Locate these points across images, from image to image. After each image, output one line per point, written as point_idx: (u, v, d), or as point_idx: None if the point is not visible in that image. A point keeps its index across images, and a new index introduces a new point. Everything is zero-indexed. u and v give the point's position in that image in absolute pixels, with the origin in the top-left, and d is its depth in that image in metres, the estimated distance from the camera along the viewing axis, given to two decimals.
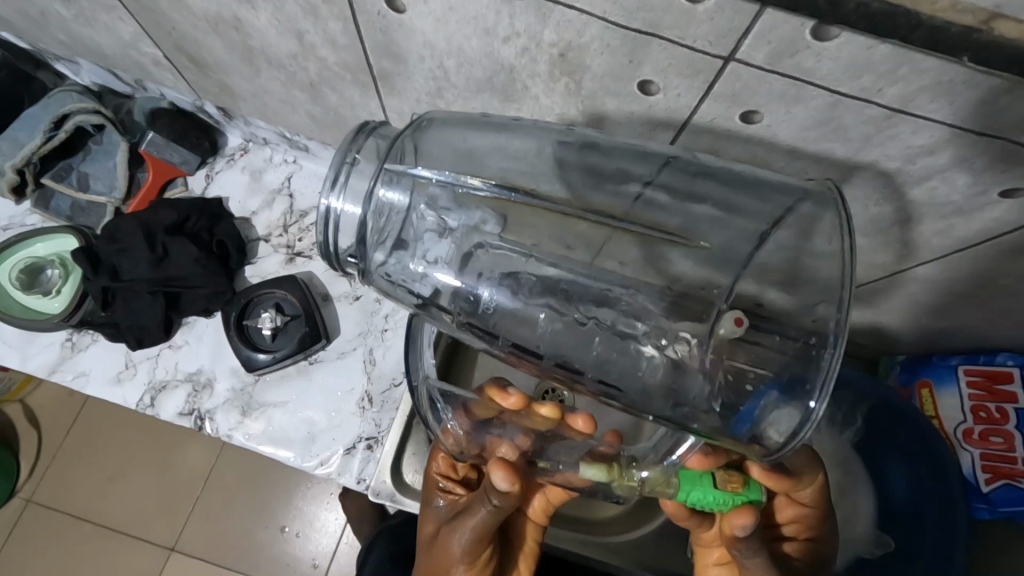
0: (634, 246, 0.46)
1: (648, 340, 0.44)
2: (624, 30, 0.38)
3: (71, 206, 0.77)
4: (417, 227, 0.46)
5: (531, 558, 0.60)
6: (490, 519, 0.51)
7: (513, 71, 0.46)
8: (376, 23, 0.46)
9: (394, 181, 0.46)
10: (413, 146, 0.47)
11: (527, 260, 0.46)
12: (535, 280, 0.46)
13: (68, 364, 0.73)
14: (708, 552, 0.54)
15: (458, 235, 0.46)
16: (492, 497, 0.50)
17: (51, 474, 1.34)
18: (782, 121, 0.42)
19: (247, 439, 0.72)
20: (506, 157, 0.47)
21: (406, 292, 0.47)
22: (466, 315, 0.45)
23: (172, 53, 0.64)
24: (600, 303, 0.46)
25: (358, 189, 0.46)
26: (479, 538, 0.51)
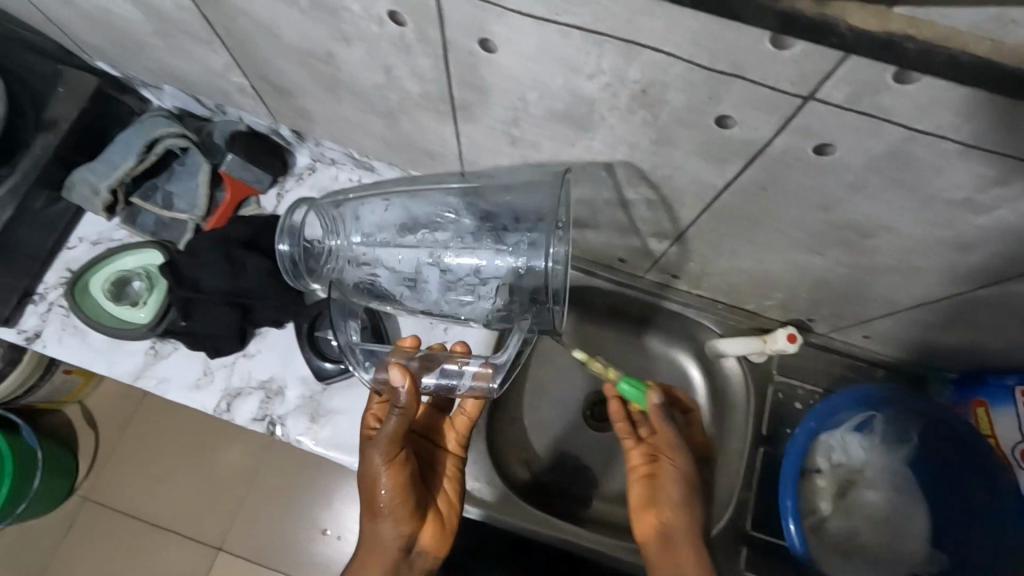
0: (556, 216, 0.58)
1: (536, 296, 0.59)
2: (709, 70, 0.41)
3: (156, 222, 0.81)
4: (339, 244, 0.66)
5: (455, 482, 0.74)
6: (397, 427, 0.62)
7: (591, 104, 0.49)
8: (465, 60, 0.49)
9: (321, 215, 0.68)
10: (336, 195, 0.70)
11: (499, 250, 0.60)
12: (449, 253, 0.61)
13: (151, 370, 0.78)
14: (634, 470, 0.67)
15: (457, 224, 0.62)
16: (397, 400, 0.61)
17: (106, 472, 1.41)
18: (855, 153, 0.44)
19: (316, 444, 0.76)
20: (516, 181, 0.63)
21: (352, 288, 0.67)
22: (453, 282, 0.62)
23: (258, 81, 0.68)
24: (514, 274, 0.60)
25: (298, 231, 0.70)
26: (392, 449, 0.63)
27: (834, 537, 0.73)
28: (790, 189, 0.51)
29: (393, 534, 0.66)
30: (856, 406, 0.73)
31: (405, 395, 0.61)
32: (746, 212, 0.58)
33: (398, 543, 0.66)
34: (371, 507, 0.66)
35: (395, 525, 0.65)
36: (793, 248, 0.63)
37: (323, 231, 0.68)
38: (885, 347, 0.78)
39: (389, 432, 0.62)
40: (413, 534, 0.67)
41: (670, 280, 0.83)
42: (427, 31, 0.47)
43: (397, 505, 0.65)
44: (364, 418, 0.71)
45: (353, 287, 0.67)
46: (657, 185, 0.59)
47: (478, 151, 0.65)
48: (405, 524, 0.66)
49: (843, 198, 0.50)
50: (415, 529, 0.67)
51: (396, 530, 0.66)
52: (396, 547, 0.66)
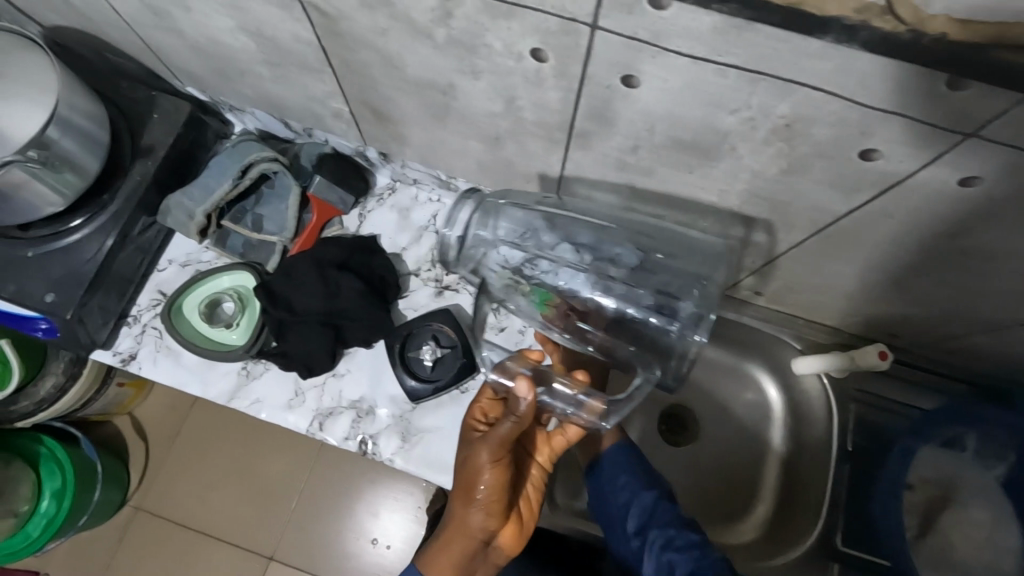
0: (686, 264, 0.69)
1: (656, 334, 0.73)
2: (867, 108, 0.41)
3: (245, 244, 0.82)
4: (485, 240, 0.73)
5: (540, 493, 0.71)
6: (512, 431, 0.62)
7: (725, 136, 0.50)
8: (600, 93, 0.50)
9: (479, 214, 0.73)
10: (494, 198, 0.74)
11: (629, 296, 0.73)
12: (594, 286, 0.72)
13: (245, 391, 0.80)
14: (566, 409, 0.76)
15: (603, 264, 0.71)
16: (516, 407, 0.61)
17: (157, 483, 1.42)
18: (1001, 185, 0.45)
19: (408, 463, 0.78)
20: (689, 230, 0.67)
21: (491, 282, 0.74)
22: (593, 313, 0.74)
23: (360, 108, 0.70)
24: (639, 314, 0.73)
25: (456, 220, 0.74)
26: (500, 449, 0.63)
27: (931, 554, 0.75)
28: (917, 216, 0.52)
29: (480, 527, 0.65)
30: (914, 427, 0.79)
31: (525, 406, 0.61)
32: (860, 235, 0.58)
33: (480, 536, 0.65)
34: (465, 497, 0.65)
35: (484, 519, 0.64)
36: (899, 270, 0.63)
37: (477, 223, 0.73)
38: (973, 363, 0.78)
39: (502, 434, 0.62)
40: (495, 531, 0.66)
41: (752, 297, 0.83)
42: (566, 67, 0.48)
43: (488, 500, 0.64)
44: (471, 410, 0.70)
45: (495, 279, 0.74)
46: (769, 210, 0.59)
47: (582, 175, 0.66)
48: (490, 521, 0.65)
49: (974, 225, 0.51)
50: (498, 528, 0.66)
51: (483, 525, 0.65)
52: (478, 540, 0.65)
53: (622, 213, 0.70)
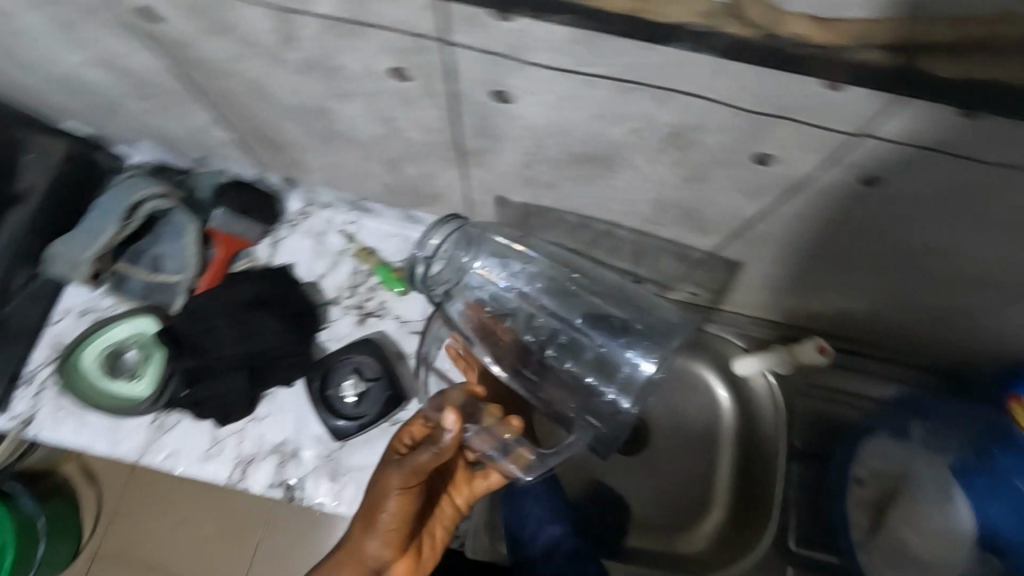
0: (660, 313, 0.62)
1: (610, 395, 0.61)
2: (752, 113, 0.38)
3: (145, 286, 0.76)
4: (463, 262, 0.64)
5: (446, 534, 0.67)
6: (427, 462, 0.58)
7: (617, 147, 0.46)
8: (478, 110, 0.45)
9: (464, 238, 0.64)
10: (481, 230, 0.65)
11: (597, 347, 0.62)
12: (560, 333, 0.63)
13: (157, 445, 0.74)
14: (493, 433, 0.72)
15: (576, 314, 0.63)
16: (440, 438, 0.57)
17: (115, 525, 1.27)
18: (906, 183, 0.41)
19: (339, 505, 0.73)
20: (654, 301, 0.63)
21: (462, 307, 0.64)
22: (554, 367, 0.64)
23: (246, 136, 0.64)
24: (598, 365, 0.62)
25: (436, 240, 0.64)
26: (412, 479, 0.59)
27: (885, 550, 0.72)
28: (828, 217, 0.49)
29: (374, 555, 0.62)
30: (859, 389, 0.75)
31: (449, 438, 0.57)
32: (779, 236, 0.55)
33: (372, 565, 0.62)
34: (367, 521, 0.62)
35: (380, 548, 0.62)
36: (825, 268, 0.60)
37: (459, 244, 0.64)
38: (915, 351, 0.76)
39: (419, 463, 0.58)
40: (388, 563, 0.63)
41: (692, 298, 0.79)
42: (433, 85, 0.43)
43: (388, 528, 0.61)
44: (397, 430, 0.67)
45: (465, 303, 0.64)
46: (683, 216, 0.55)
47: (487, 192, 0.61)
48: (385, 552, 0.62)
49: (886, 222, 0.47)
50: (392, 560, 0.63)
51: (377, 554, 0.62)
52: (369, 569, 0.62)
53: (587, 269, 0.65)
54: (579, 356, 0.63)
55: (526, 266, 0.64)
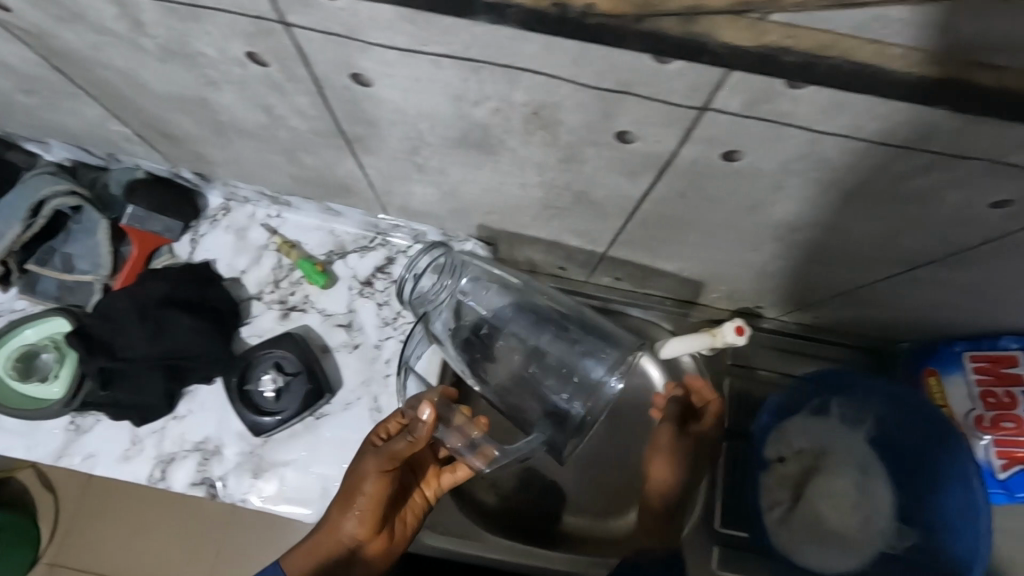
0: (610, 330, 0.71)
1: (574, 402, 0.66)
2: (597, 89, 0.37)
3: (59, 286, 0.75)
4: (447, 285, 0.70)
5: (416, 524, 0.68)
6: (402, 449, 0.60)
7: (486, 128, 0.45)
8: (344, 95, 0.45)
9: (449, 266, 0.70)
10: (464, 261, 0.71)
11: (562, 365, 0.67)
12: (533, 352, 0.68)
13: (75, 447, 0.73)
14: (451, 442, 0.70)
15: (547, 334, 0.69)
16: (415, 426, 0.58)
17: (71, 534, 1.26)
18: (764, 157, 0.41)
19: (262, 501, 0.72)
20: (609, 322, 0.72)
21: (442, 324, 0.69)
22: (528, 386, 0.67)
23: (143, 130, 0.63)
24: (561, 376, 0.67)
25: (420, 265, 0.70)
26: (387, 465, 0.61)
27: (806, 527, 0.72)
28: (708, 195, 0.49)
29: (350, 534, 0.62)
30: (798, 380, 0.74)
31: (423, 427, 0.57)
32: (672, 216, 0.54)
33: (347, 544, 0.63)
34: (344, 502, 0.63)
35: (355, 526, 0.62)
36: (727, 248, 0.60)
37: (444, 270, 0.70)
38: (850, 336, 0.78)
39: (393, 450, 0.60)
40: (363, 543, 0.63)
41: (616, 283, 0.79)
42: (293, 70, 0.43)
43: (365, 505, 0.62)
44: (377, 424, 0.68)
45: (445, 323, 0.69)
46: (576, 200, 0.55)
47: (387, 180, 0.60)
48: (362, 532, 0.62)
49: (764, 198, 0.47)
50: (367, 541, 0.63)
51: (353, 533, 0.62)
52: (345, 548, 0.63)
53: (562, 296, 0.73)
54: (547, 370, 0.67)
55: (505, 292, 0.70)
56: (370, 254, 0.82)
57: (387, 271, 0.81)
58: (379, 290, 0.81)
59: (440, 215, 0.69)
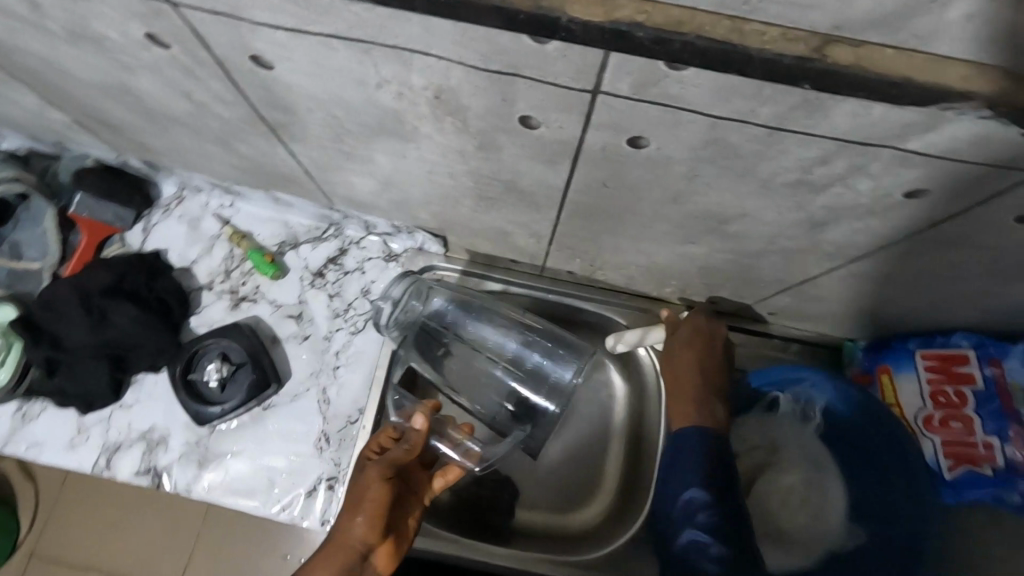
0: (565, 333, 0.73)
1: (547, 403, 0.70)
2: (487, 71, 0.36)
3: (8, 274, 0.76)
4: (419, 309, 0.73)
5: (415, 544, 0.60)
6: (403, 451, 0.58)
7: (396, 114, 0.45)
8: (253, 79, 0.44)
9: (417, 292, 0.73)
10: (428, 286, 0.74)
11: (531, 370, 0.71)
12: (503, 362, 0.72)
13: (21, 434, 0.73)
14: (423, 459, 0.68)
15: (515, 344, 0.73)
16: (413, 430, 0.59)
17: (51, 525, 1.23)
18: (670, 143, 0.40)
19: (208, 492, 0.72)
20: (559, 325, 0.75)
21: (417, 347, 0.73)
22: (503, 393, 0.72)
23: (80, 117, 0.63)
24: (530, 380, 0.71)
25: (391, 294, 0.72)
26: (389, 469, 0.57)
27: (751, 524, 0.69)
28: (629, 184, 0.48)
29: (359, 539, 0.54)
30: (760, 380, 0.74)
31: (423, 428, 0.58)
32: (602, 207, 0.53)
33: (357, 552, 0.53)
34: (352, 506, 0.56)
35: (367, 530, 0.54)
36: (664, 241, 0.59)
37: (413, 295, 0.73)
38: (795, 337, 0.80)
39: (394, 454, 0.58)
40: (372, 553, 0.54)
41: (569, 276, 0.78)
42: (196, 53, 0.42)
43: (376, 501, 0.55)
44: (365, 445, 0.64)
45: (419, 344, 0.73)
46: (506, 189, 0.55)
47: (322, 168, 0.60)
48: (373, 533, 0.54)
49: (683, 188, 0.46)
50: (377, 549, 0.55)
51: (364, 539, 0.54)
52: (355, 562, 0.53)
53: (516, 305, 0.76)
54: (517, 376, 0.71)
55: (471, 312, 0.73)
56: (323, 245, 0.81)
57: (340, 262, 0.81)
58: (330, 282, 0.80)
59: (384, 206, 0.69)
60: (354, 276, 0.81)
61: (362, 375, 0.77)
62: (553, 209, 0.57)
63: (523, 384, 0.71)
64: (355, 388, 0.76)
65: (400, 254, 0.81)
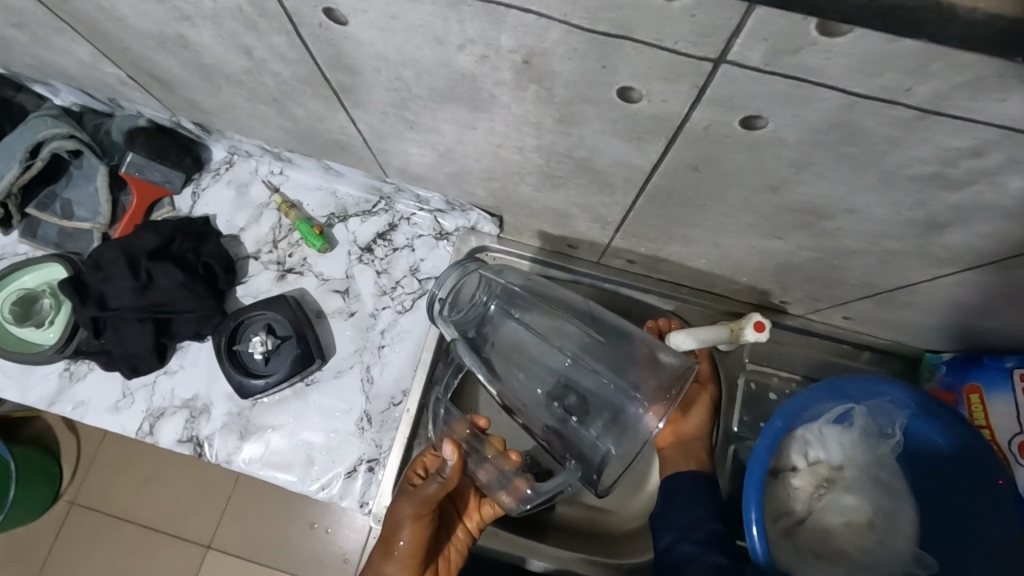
0: (636, 350, 0.62)
1: (606, 438, 0.59)
2: (591, 33, 0.32)
3: (58, 232, 0.76)
4: (477, 300, 0.66)
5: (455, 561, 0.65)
6: (435, 494, 0.58)
7: (474, 80, 0.40)
8: (320, 36, 0.41)
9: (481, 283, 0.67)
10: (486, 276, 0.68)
11: (595, 389, 0.61)
12: (563, 376, 0.62)
13: (67, 394, 0.73)
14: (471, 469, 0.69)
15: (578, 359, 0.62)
16: (442, 468, 0.58)
17: (93, 473, 1.25)
18: (789, 125, 0.35)
19: (248, 464, 0.71)
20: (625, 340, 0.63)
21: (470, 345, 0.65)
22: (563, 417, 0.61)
23: (136, 72, 0.60)
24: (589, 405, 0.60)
25: (448, 282, 0.66)
26: (423, 508, 0.59)
27: (811, 542, 0.65)
28: (725, 169, 0.42)
29: None
30: (836, 398, 0.64)
31: (451, 468, 0.58)
32: (685, 194, 0.48)
33: None
34: (384, 545, 0.61)
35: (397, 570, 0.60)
36: (748, 234, 0.53)
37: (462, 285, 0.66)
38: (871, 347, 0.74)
39: (426, 494, 0.58)
40: None
41: (629, 266, 0.73)
42: (263, 3, 0.39)
43: (405, 548, 0.60)
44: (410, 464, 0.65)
45: (471, 340, 0.65)
46: (578, 169, 0.50)
47: (379, 137, 0.57)
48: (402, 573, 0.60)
49: (788, 177, 0.41)
50: None
51: None
52: None
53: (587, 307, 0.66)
54: (579, 399, 0.61)
55: (534, 311, 0.64)
56: (372, 219, 0.78)
57: (389, 238, 0.78)
58: (378, 257, 0.77)
59: (439, 180, 0.65)
60: (403, 252, 0.78)
61: (409, 356, 0.74)
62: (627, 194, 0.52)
63: (588, 410, 0.60)
64: (399, 369, 0.74)
65: (451, 233, 0.77)
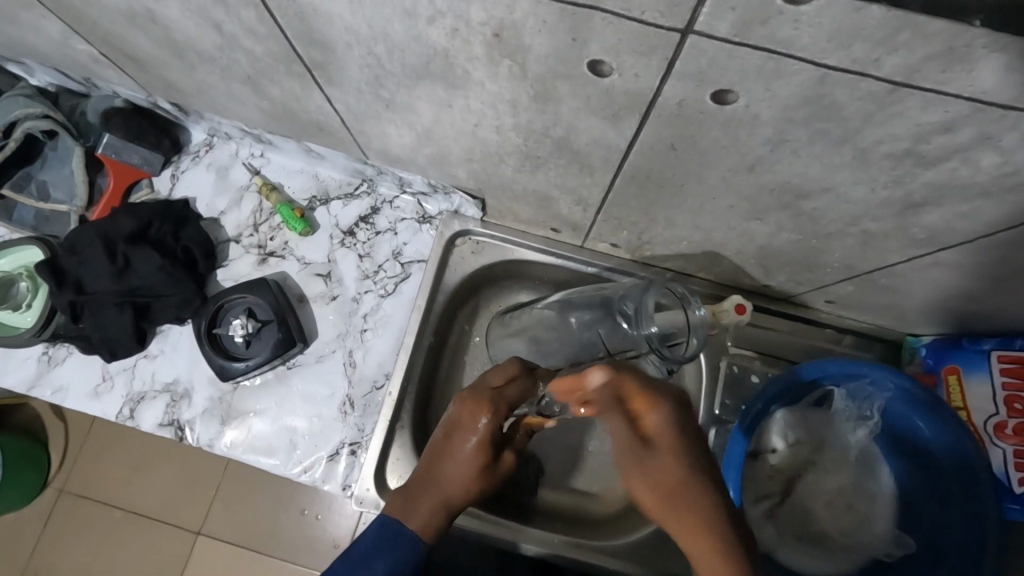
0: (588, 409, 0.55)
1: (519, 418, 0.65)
2: (558, 2, 0.31)
3: (35, 215, 0.75)
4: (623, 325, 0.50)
5: None
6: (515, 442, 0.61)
7: (447, 56, 0.40)
8: (288, 8, 0.40)
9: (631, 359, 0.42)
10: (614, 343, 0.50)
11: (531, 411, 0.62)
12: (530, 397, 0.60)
13: (47, 379, 0.72)
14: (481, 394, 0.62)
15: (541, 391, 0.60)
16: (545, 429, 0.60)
17: (81, 461, 1.25)
18: (762, 100, 0.35)
19: (229, 449, 0.70)
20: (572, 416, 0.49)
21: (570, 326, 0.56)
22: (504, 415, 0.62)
23: (108, 50, 0.59)
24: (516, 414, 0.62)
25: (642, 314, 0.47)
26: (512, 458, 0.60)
27: (790, 521, 0.65)
28: (702, 148, 0.42)
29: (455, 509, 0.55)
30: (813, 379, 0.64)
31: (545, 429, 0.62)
32: (663, 174, 0.48)
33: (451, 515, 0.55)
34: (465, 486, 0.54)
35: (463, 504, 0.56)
36: (728, 216, 0.53)
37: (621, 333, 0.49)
38: (852, 328, 0.74)
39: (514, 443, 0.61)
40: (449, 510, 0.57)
41: (613, 250, 0.73)
42: None
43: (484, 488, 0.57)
44: (499, 403, 0.54)
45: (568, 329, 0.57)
46: (557, 149, 0.50)
47: (358, 116, 0.56)
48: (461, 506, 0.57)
49: (763, 156, 0.41)
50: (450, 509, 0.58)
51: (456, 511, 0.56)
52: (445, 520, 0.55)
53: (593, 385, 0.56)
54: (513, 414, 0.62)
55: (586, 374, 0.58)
56: (354, 202, 0.78)
57: (371, 221, 0.77)
58: (361, 241, 0.77)
59: (421, 163, 0.64)
60: (386, 236, 0.77)
61: (391, 340, 0.74)
62: (607, 174, 0.52)
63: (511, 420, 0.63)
64: (382, 353, 0.73)
65: (434, 217, 0.77)
